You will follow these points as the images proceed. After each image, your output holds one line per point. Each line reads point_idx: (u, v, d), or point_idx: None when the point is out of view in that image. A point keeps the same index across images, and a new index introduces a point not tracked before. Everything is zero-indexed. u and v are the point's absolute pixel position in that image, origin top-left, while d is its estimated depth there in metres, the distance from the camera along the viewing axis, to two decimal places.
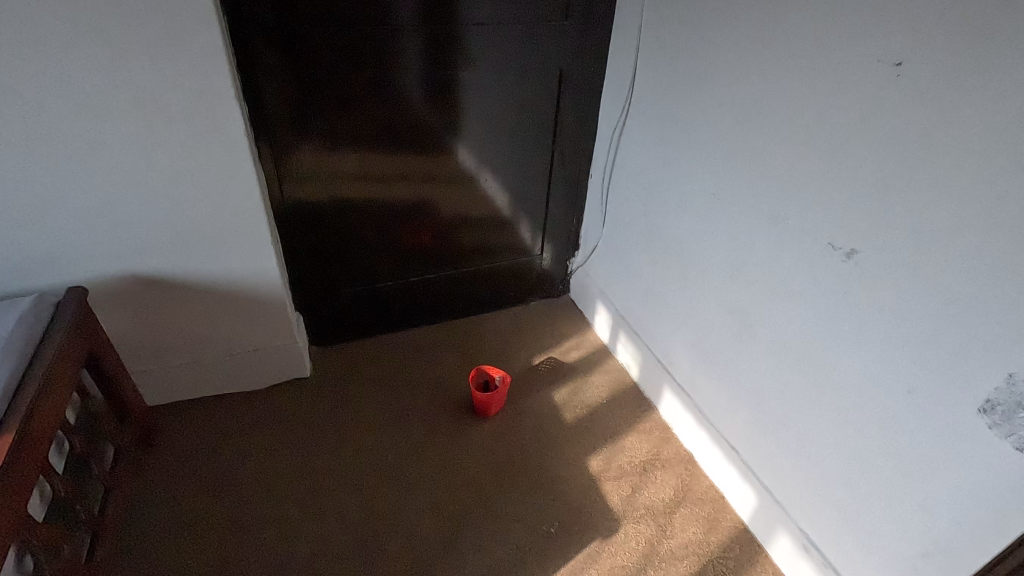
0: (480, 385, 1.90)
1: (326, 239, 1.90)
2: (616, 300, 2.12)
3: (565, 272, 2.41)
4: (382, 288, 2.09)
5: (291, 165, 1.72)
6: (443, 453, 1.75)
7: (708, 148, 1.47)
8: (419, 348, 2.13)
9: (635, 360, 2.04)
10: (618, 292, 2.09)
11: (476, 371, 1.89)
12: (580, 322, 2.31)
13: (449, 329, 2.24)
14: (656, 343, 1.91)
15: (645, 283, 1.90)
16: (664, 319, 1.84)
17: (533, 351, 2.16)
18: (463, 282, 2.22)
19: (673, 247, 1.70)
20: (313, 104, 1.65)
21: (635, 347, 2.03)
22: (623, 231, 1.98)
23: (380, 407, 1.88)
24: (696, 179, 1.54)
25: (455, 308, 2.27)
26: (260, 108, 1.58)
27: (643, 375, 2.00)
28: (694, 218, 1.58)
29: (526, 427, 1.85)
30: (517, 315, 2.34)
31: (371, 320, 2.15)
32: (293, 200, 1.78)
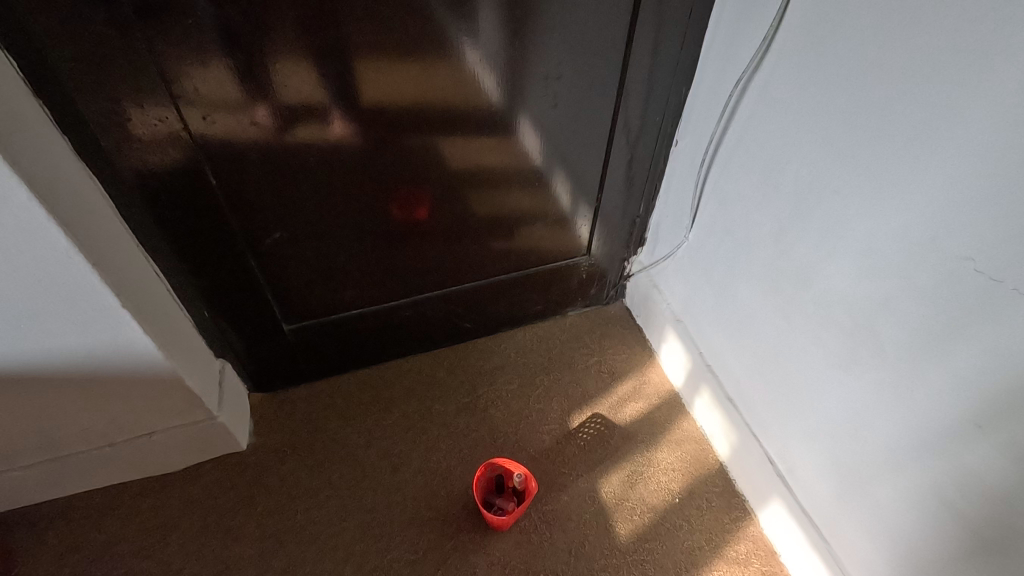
0: (490, 482, 1.30)
1: (244, 263, 1.19)
2: (700, 342, 1.40)
3: (619, 274, 1.66)
4: (347, 317, 1.40)
5: (151, 157, 0.97)
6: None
7: (991, 163, 0.68)
8: (407, 399, 1.48)
9: (722, 435, 1.37)
10: (706, 329, 1.36)
11: (484, 465, 1.27)
12: (638, 353, 1.61)
13: (452, 361, 1.57)
14: (767, 430, 1.22)
15: (758, 339, 1.17)
16: (791, 408, 1.13)
17: (570, 404, 1.49)
18: (470, 298, 1.52)
19: (835, 313, 0.95)
20: (168, 47, 0.86)
21: (725, 418, 1.34)
22: (729, 252, 1.20)
23: (346, 511, 1.29)
24: (941, 220, 0.75)
25: (460, 331, 1.59)
26: (50, 54, 0.81)
27: (737, 462, 1.33)
28: (906, 288, 0.82)
29: (559, 553, 1.24)
30: (549, 336, 1.64)
31: (336, 357, 1.49)
32: (171, 210, 1.05)
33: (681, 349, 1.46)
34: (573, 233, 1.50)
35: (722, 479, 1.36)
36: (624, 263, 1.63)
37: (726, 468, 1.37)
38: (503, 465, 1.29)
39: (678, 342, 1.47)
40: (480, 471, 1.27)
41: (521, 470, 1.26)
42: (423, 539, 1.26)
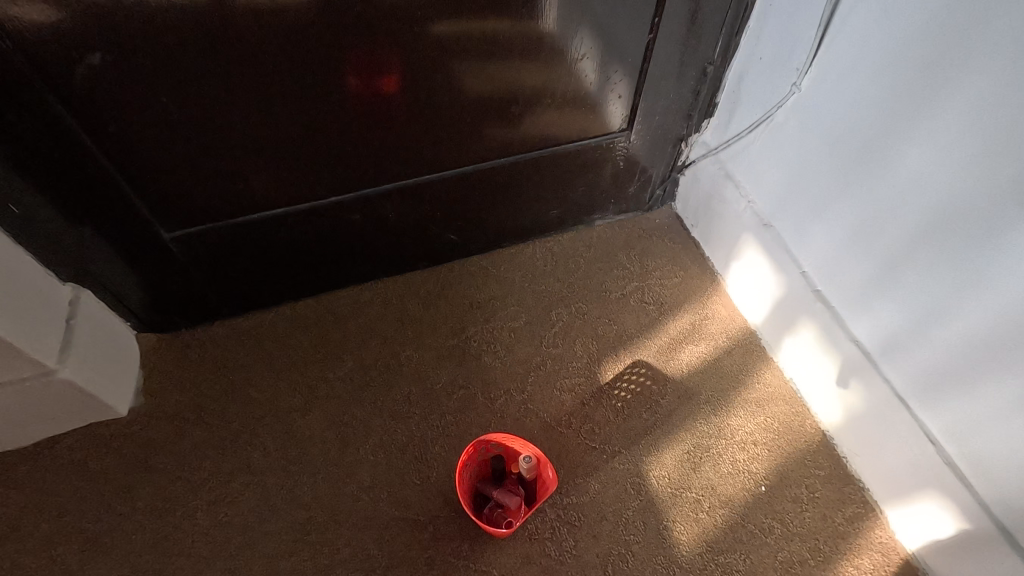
0: (482, 467, 0.87)
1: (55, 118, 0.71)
2: (806, 257, 0.92)
3: (668, 167, 1.16)
4: (263, 220, 0.93)
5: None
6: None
7: None
8: (365, 344, 1.04)
9: (833, 395, 0.91)
10: (822, 236, 0.88)
11: (473, 445, 0.82)
12: (694, 279, 1.14)
13: (432, 291, 1.12)
14: (929, 390, 0.77)
15: (948, 245, 0.69)
16: (1009, 362, 0.66)
17: (600, 350, 1.04)
18: (452, 198, 1.03)
19: None
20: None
21: (842, 371, 0.88)
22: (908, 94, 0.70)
23: (269, 508, 0.87)
24: None
25: (441, 245, 1.12)
26: None
27: (858, 436, 0.88)
28: None
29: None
30: (569, 255, 1.17)
31: (259, 280, 1.04)
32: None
33: (770, 269, 0.98)
34: (607, 98, 0.98)
35: (828, 458, 0.92)
36: (677, 152, 1.12)
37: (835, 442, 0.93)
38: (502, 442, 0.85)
39: (764, 260, 0.99)
40: (467, 454, 0.83)
41: (531, 452, 0.82)
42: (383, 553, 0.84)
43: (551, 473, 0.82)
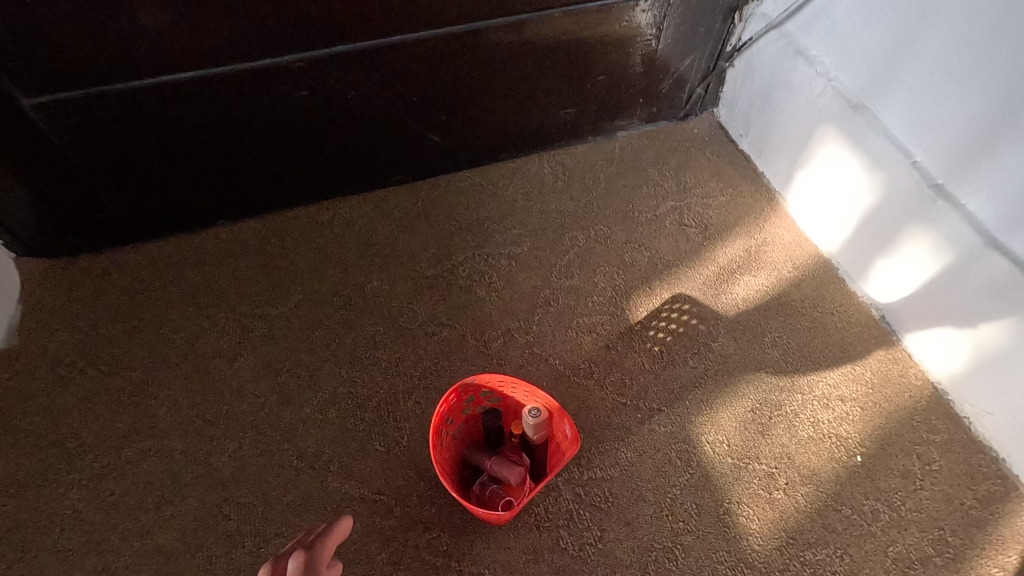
0: (469, 428, 0.62)
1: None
2: (921, 143, 0.66)
3: (712, 54, 0.90)
4: (169, 89, 0.68)
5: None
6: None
7: None
8: (319, 274, 0.79)
9: (959, 333, 0.66)
10: (950, 107, 0.62)
11: (455, 391, 0.57)
12: (746, 198, 0.89)
13: (409, 211, 0.87)
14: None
15: None
16: None
17: (628, 282, 0.79)
18: (433, 78, 0.78)
19: None
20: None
21: (980, 295, 0.63)
22: None
23: (173, 486, 0.62)
24: None
25: (420, 152, 0.87)
26: None
27: (998, 388, 0.63)
28: None
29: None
30: (585, 170, 0.92)
31: (178, 186, 0.78)
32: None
33: (862, 166, 0.73)
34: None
35: (944, 420, 0.67)
36: (726, 31, 0.87)
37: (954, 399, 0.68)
38: (496, 389, 0.60)
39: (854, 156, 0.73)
40: (448, 405, 0.58)
41: (540, 399, 0.57)
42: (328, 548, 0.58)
43: (569, 431, 0.57)
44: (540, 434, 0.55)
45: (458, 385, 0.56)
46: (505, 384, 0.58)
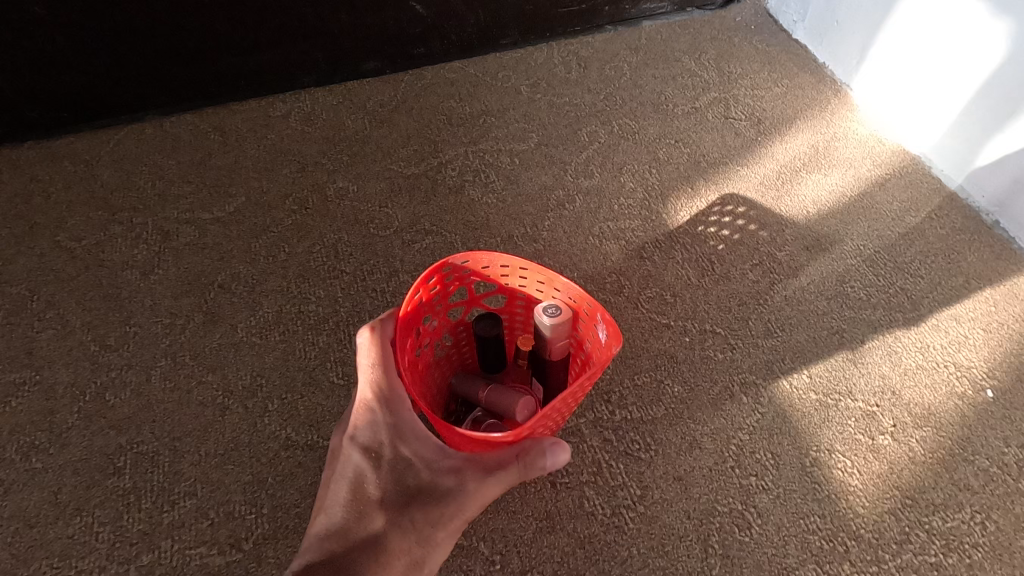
0: (455, 339, 0.45)
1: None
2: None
3: None
4: None
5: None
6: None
7: None
8: (270, 173, 0.62)
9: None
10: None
11: (438, 275, 0.40)
12: (806, 89, 0.72)
13: (387, 104, 0.69)
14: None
15: None
16: None
17: (664, 181, 0.62)
18: None
19: None
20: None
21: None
22: None
23: (50, 427, 0.45)
24: None
25: (402, 30, 0.70)
26: None
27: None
28: None
29: (674, 557, 0.40)
30: (605, 60, 0.75)
31: (88, 59, 0.61)
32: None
33: (981, 17, 0.55)
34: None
35: None
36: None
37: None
38: (498, 284, 0.43)
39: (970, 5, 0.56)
40: (427, 296, 0.41)
41: (559, 293, 0.40)
42: (256, 513, 0.41)
43: (598, 342, 0.40)
44: (559, 336, 0.38)
45: (442, 264, 0.39)
46: (512, 270, 0.41)
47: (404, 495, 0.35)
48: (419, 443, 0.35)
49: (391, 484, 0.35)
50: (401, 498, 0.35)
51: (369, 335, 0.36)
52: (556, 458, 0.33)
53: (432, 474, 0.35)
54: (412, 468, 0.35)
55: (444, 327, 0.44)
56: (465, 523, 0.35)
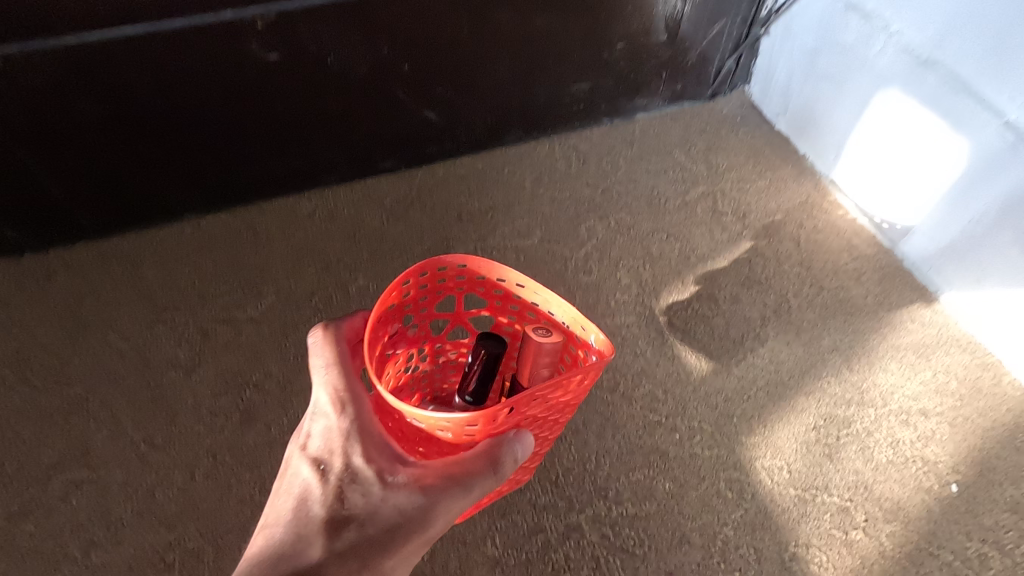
0: (438, 336, 0.49)
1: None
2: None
3: (745, 20, 0.79)
4: (115, 46, 0.57)
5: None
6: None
7: None
8: (297, 271, 0.68)
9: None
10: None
11: (433, 272, 0.43)
12: (788, 182, 0.78)
13: (402, 201, 0.76)
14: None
15: None
16: None
17: (656, 276, 0.67)
18: (427, 46, 0.68)
19: None
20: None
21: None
22: None
23: (107, 526, 0.51)
24: None
25: (416, 133, 0.76)
26: None
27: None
28: None
29: None
30: (602, 154, 0.81)
31: (135, 172, 0.68)
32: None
33: None
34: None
35: None
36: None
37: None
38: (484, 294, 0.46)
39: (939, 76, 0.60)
40: (416, 293, 0.43)
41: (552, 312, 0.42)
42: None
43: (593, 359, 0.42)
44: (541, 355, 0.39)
45: (434, 262, 0.41)
46: (509, 281, 0.42)
47: (354, 512, 0.35)
48: (373, 452, 0.36)
49: (338, 502, 0.35)
50: (348, 515, 0.35)
51: (323, 337, 0.38)
52: (521, 451, 0.36)
53: (383, 488, 0.35)
54: (361, 483, 0.35)
55: (420, 335, 0.47)
56: (425, 542, 0.36)
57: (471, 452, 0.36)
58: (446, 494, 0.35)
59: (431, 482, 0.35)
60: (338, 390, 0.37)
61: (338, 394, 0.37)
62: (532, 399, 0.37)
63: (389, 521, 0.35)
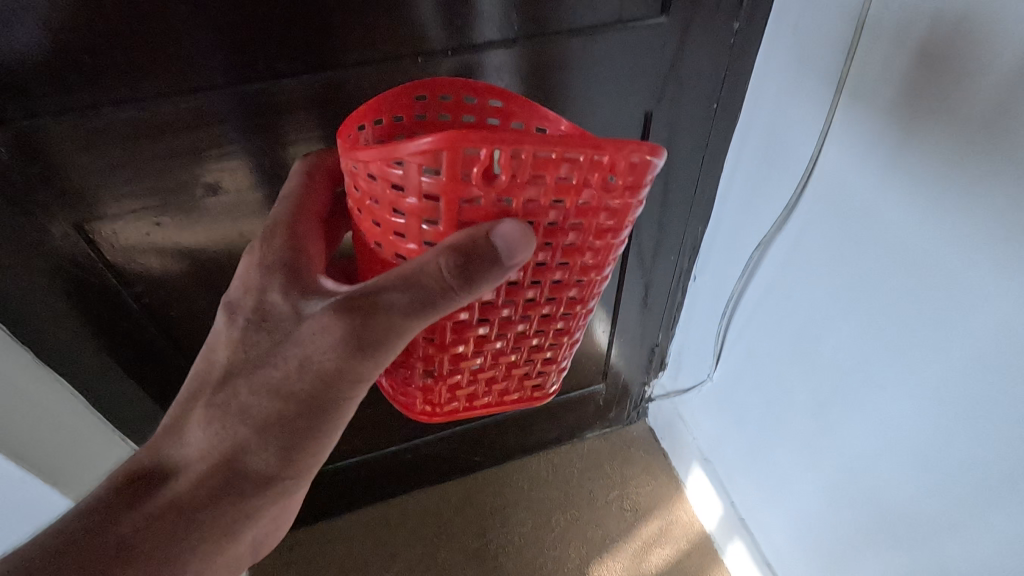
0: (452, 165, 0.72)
1: (84, 211, 0.75)
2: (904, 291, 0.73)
3: (640, 397, 1.52)
4: (343, 466, 1.31)
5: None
6: (224, 465, 0.63)
7: None
8: (411, 547, 1.38)
9: (984, 231, 0.62)
10: (919, 155, 0.68)
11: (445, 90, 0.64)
12: (663, 486, 1.47)
13: (461, 499, 1.46)
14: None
15: (800, 504, 1.03)
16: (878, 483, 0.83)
17: (587, 553, 1.36)
18: (476, 434, 1.40)
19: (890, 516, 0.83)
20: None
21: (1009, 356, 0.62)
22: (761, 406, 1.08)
23: None
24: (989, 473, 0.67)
25: (468, 462, 1.47)
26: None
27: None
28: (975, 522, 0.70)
29: None
30: (567, 466, 1.52)
31: (335, 499, 1.39)
32: (56, 267, 0.79)
33: (711, 493, 1.32)
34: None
35: None
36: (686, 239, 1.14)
37: (896, 474, 0.80)
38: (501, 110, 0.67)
39: (890, 126, 0.71)
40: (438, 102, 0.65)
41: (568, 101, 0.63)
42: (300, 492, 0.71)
43: (650, 179, 0.54)
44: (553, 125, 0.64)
45: (438, 82, 0.63)
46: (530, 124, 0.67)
47: (286, 275, 0.60)
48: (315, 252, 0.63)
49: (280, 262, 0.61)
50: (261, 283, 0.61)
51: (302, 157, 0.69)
52: (498, 240, 0.49)
53: (307, 300, 0.58)
54: (275, 296, 0.59)
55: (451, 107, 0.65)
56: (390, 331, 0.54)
57: (426, 257, 0.50)
58: (416, 300, 0.52)
59: (355, 305, 0.54)
60: (283, 221, 0.64)
61: (279, 214, 0.64)
62: (521, 178, 0.48)
63: (299, 334, 0.57)
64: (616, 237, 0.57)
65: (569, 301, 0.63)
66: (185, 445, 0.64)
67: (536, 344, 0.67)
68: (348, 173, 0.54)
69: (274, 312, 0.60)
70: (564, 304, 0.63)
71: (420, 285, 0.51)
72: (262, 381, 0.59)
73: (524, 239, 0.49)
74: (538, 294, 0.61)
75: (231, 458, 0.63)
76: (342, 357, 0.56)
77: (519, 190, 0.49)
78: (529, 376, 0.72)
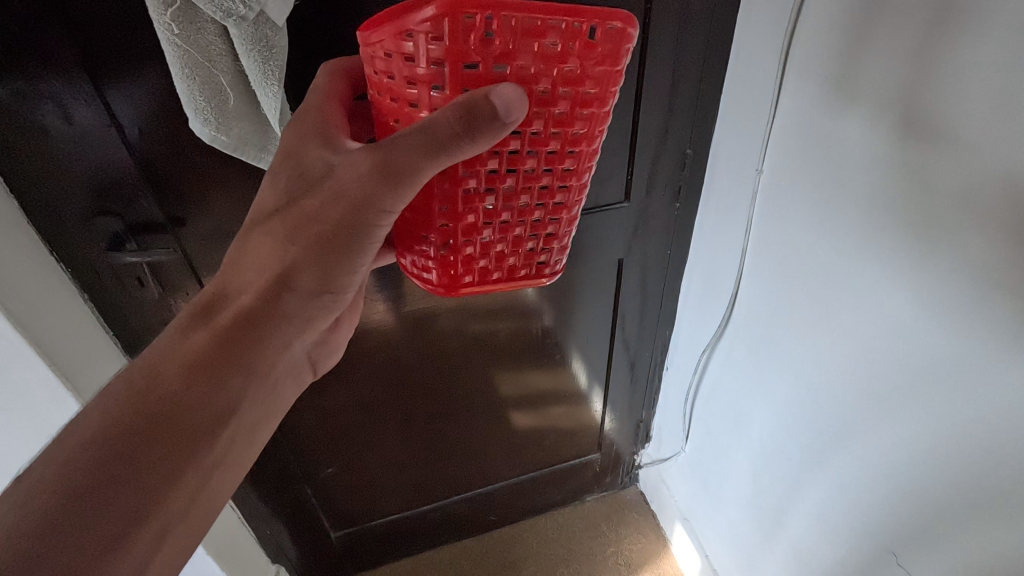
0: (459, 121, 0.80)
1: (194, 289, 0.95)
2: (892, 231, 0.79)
3: (630, 465, 1.79)
4: (383, 521, 1.57)
5: (146, 197, 0.84)
6: (276, 281, 0.68)
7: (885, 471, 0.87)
8: None
9: (948, 210, 0.72)
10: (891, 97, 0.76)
11: None
12: (651, 541, 1.71)
13: (479, 553, 1.70)
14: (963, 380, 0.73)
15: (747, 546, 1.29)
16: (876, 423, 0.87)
17: None
18: (493, 496, 1.67)
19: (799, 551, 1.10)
20: (123, 62, 0.74)
21: (913, 350, 0.79)
22: (715, 468, 1.37)
23: None
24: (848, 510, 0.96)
25: (485, 521, 1.73)
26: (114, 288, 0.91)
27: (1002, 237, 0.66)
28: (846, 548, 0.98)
29: None
30: (570, 524, 1.76)
31: (373, 552, 1.63)
32: None
33: (687, 544, 1.58)
34: (603, 330, 1.38)
35: None
36: (659, 335, 1.45)
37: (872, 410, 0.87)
38: None
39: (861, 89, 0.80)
40: None
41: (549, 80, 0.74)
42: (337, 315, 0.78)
43: (627, 50, 0.61)
44: None
45: None
46: None
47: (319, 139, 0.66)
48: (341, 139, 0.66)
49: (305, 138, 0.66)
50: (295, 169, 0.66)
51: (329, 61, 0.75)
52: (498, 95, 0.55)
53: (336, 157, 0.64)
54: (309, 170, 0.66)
55: None
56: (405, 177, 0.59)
57: (438, 112, 0.56)
58: (431, 143, 0.57)
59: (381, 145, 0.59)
60: (312, 104, 0.70)
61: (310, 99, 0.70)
62: (514, 45, 0.56)
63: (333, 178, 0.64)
64: (602, 107, 0.64)
65: (562, 172, 0.68)
66: (241, 277, 0.69)
67: (524, 204, 0.70)
68: (368, 58, 0.60)
69: (309, 168, 0.66)
70: (559, 175, 0.69)
71: (433, 127, 0.56)
72: (300, 214, 0.66)
73: (518, 100, 0.56)
74: (536, 164, 0.66)
75: (282, 278, 0.68)
76: (370, 185, 0.61)
77: (513, 55, 0.57)
78: (532, 253, 0.77)
